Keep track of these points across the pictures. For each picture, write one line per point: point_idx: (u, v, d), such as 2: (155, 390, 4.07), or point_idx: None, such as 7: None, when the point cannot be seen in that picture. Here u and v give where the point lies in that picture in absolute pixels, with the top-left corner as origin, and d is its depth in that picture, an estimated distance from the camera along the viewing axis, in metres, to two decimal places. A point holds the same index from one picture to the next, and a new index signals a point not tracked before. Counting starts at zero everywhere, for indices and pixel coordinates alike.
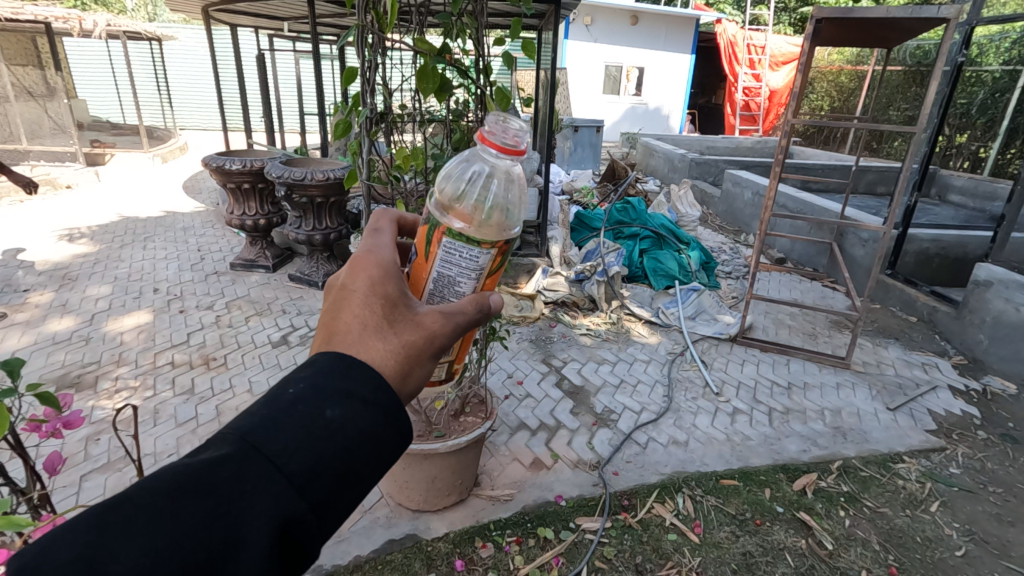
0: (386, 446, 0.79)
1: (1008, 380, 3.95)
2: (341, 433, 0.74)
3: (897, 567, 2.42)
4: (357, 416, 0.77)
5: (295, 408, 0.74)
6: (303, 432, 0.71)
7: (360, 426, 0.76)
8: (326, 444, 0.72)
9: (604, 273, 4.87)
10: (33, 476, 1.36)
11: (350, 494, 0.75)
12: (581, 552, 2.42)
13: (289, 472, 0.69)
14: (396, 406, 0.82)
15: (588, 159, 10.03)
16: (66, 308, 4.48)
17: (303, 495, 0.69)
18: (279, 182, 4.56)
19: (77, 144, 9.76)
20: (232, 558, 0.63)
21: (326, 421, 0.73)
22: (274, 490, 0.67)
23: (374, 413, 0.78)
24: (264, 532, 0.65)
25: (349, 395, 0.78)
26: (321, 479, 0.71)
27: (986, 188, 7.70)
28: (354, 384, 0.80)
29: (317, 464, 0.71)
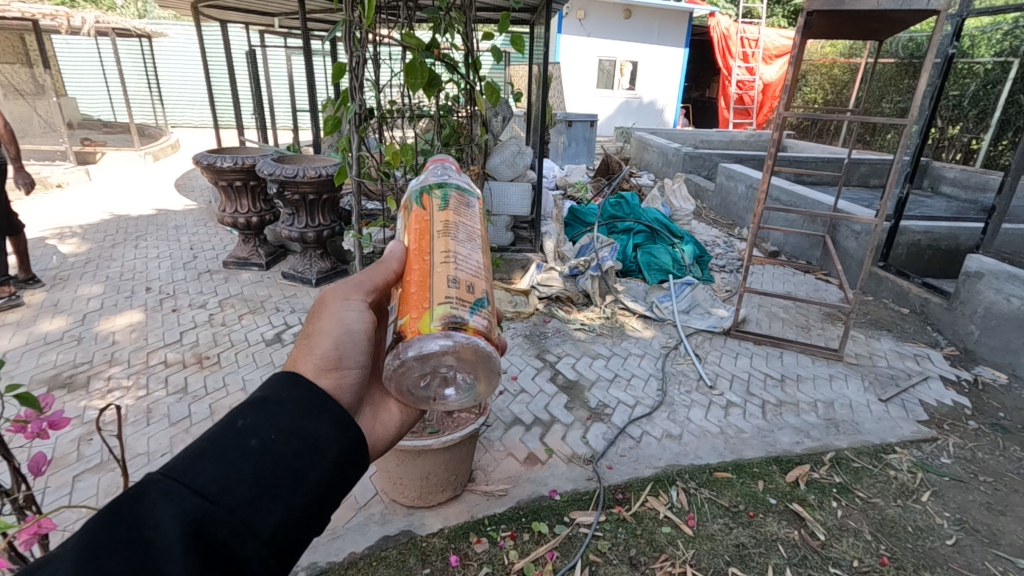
0: (308, 439, 0.84)
1: (999, 369, 3.98)
2: (253, 436, 0.80)
3: (889, 557, 2.44)
4: (272, 419, 0.83)
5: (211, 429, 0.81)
6: (217, 446, 0.79)
7: (276, 427, 0.83)
8: (238, 450, 0.78)
9: (598, 268, 4.87)
10: (18, 477, 1.34)
11: (281, 498, 0.78)
12: (575, 547, 2.43)
13: (198, 487, 0.74)
14: (307, 397, 0.88)
15: (582, 153, 10.01)
16: (57, 308, 4.44)
17: (219, 503, 0.74)
18: (271, 179, 4.54)
19: (68, 144, 9.67)
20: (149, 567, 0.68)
21: (238, 430, 0.81)
22: (182, 499, 0.72)
23: (291, 411, 0.85)
24: (173, 532, 0.70)
25: (264, 403, 0.85)
26: (238, 485, 0.76)
27: (978, 179, 7.74)
28: (267, 396, 0.87)
29: (229, 470, 0.76)
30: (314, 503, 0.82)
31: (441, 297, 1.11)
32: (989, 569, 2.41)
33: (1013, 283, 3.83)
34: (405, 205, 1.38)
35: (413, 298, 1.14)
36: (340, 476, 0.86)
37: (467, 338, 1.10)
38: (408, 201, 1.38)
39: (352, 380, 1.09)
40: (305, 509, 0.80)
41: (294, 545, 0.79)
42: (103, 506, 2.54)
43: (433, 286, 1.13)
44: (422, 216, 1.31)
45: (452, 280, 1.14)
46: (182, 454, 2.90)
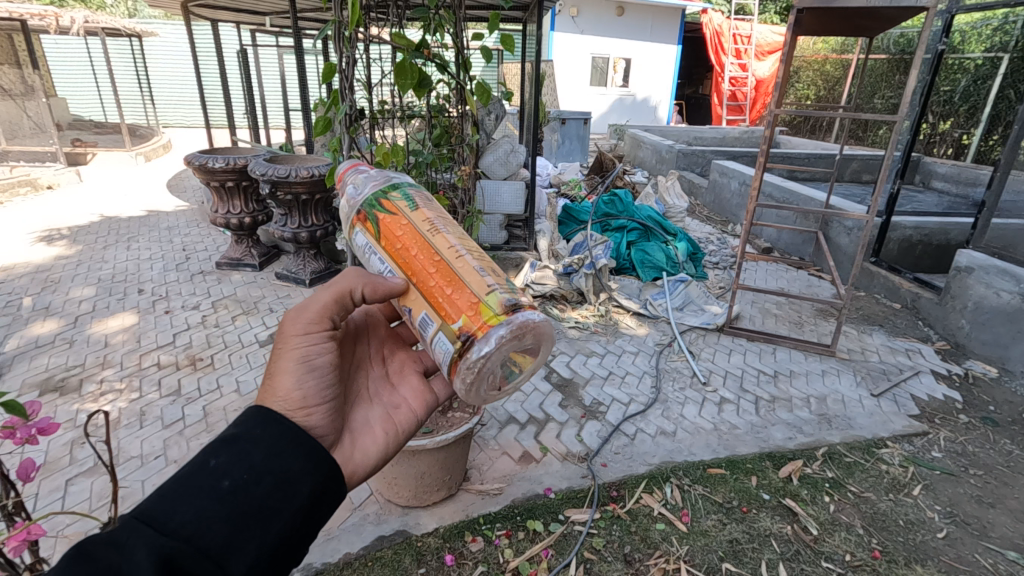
0: (278, 479, 0.92)
1: (989, 363, 4.02)
2: (225, 476, 0.89)
3: (881, 551, 2.46)
4: (244, 458, 0.92)
5: (186, 471, 0.89)
6: (191, 487, 0.87)
7: (248, 466, 0.91)
8: (210, 492, 0.87)
9: (592, 266, 4.87)
10: (8, 483, 1.34)
11: (254, 535, 0.87)
12: (571, 544, 2.44)
13: (173, 529, 0.82)
14: (279, 437, 0.97)
15: (576, 151, 10.02)
16: (49, 311, 4.41)
17: (192, 542, 0.82)
18: (264, 180, 4.52)
19: (58, 145, 9.60)
20: None
21: (211, 470, 0.90)
22: (157, 539, 0.80)
23: (262, 450, 0.94)
24: (150, 565, 0.77)
25: (238, 443, 0.94)
26: (211, 526, 0.85)
27: (969, 174, 7.80)
28: (238, 437, 0.95)
29: (201, 512, 0.85)
30: (287, 539, 0.90)
31: (486, 289, 1.16)
32: (980, 561, 2.43)
33: (1003, 278, 3.86)
34: (361, 218, 1.34)
35: (451, 300, 1.16)
36: (311, 512, 0.94)
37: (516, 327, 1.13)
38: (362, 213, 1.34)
39: (318, 417, 1.12)
40: (278, 545, 0.89)
41: None
42: (97, 510, 2.53)
43: (470, 282, 1.16)
44: (388, 222, 1.27)
45: (481, 270, 1.19)
46: (176, 456, 2.89)
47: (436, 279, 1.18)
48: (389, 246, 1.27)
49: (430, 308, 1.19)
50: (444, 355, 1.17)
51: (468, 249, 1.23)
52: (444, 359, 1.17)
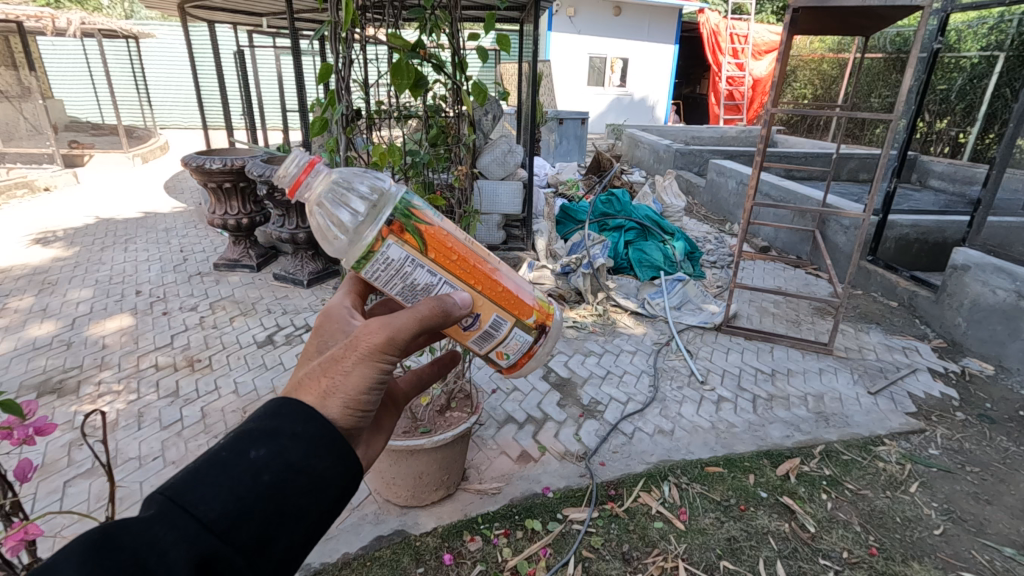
0: (324, 477, 0.77)
1: (985, 361, 4.03)
2: (266, 470, 0.73)
3: (878, 548, 2.47)
4: (286, 452, 0.75)
5: (219, 455, 0.73)
6: (225, 475, 0.71)
7: (290, 462, 0.74)
8: (247, 486, 0.71)
9: (590, 266, 4.86)
10: (5, 485, 1.34)
11: (288, 538, 0.73)
12: (569, 543, 2.45)
13: (209, 520, 0.67)
14: (332, 433, 0.80)
15: (573, 151, 10.02)
16: (46, 313, 4.41)
17: (229, 540, 0.68)
18: (261, 180, 4.53)
19: (54, 147, 9.60)
20: None
21: (251, 459, 0.73)
22: (187, 538, 0.65)
23: (307, 446, 0.77)
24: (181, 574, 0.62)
25: (281, 433, 0.77)
26: (250, 522, 0.70)
27: (965, 173, 7.83)
28: (281, 422, 0.78)
29: (236, 508, 0.69)
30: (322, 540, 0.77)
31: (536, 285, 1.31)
32: (977, 558, 2.44)
33: (999, 275, 3.88)
34: (396, 226, 1.11)
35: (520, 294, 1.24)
36: None
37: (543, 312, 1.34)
38: (397, 220, 1.11)
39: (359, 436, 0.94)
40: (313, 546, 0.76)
41: None
42: (95, 511, 2.53)
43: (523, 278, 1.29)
44: (436, 229, 1.15)
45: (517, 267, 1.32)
46: (174, 457, 2.89)
47: (501, 280, 1.20)
48: (441, 257, 1.13)
49: (504, 309, 1.20)
50: (514, 347, 1.26)
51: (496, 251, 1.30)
52: (521, 349, 1.26)
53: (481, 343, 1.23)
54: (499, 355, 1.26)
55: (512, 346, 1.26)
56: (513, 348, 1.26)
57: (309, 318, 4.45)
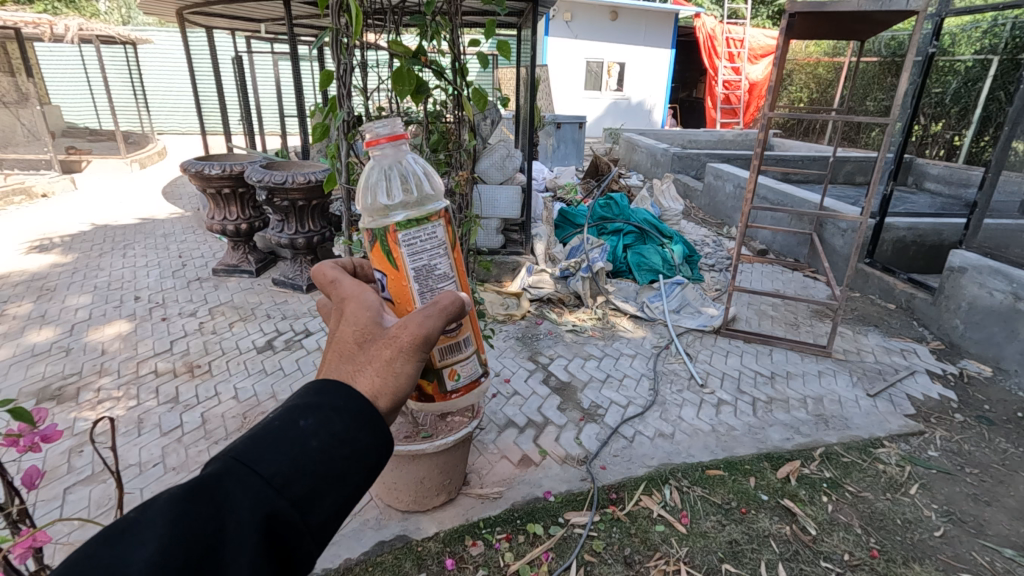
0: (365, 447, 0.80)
1: (983, 363, 4.05)
2: (313, 437, 0.75)
3: (879, 550, 2.47)
4: (333, 424, 0.79)
5: (272, 424, 0.76)
6: (279, 441, 0.74)
7: (336, 434, 0.78)
8: (301, 452, 0.73)
9: (589, 269, 4.89)
10: (12, 491, 1.33)
11: (338, 491, 0.76)
12: (571, 547, 2.46)
13: (268, 474, 0.71)
14: (372, 412, 0.83)
15: (571, 155, 10.05)
16: (45, 319, 4.41)
17: (285, 493, 0.71)
18: (260, 186, 4.52)
19: (52, 153, 9.57)
20: (216, 554, 0.65)
21: (300, 428, 0.76)
22: (253, 490, 0.69)
23: (346, 419, 0.80)
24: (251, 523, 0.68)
25: (323, 408, 0.80)
26: (302, 481, 0.72)
27: (961, 175, 7.89)
28: (325, 400, 0.82)
29: (294, 471, 0.72)
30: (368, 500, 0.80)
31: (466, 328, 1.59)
32: (978, 560, 2.44)
33: (996, 277, 3.91)
34: (447, 216, 1.32)
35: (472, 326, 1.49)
36: None
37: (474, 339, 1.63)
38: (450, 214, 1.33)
39: None
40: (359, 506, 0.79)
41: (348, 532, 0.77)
42: (97, 517, 2.53)
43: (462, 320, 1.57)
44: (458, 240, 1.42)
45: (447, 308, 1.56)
46: (175, 463, 2.89)
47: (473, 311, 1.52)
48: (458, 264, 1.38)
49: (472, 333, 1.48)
50: (468, 372, 1.48)
51: None
52: (467, 375, 1.50)
53: (446, 354, 1.41)
54: (452, 373, 1.46)
55: (462, 367, 1.47)
56: (463, 371, 1.48)
57: (309, 323, 4.44)
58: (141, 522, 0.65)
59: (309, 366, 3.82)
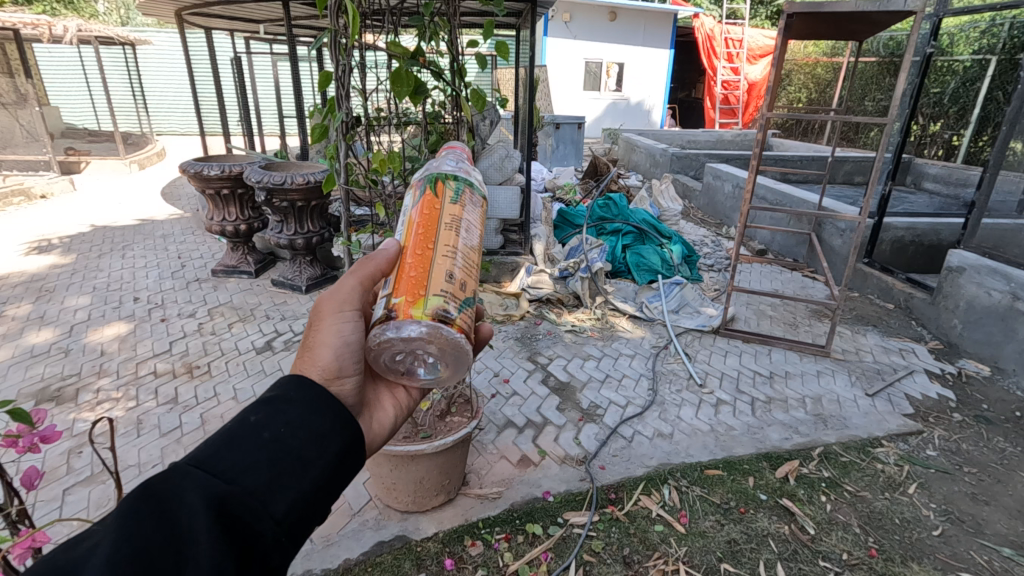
0: (311, 435, 0.93)
1: (981, 362, 4.05)
2: (265, 429, 0.89)
3: (878, 549, 2.48)
4: (281, 416, 0.93)
5: (226, 428, 0.89)
6: (231, 440, 0.87)
7: (285, 422, 0.92)
8: (251, 443, 0.87)
9: (588, 270, 4.90)
10: (11, 491, 1.33)
11: (293, 478, 0.87)
12: (570, 547, 2.46)
13: (219, 469, 0.82)
14: (315, 405, 0.97)
15: (570, 155, 10.06)
16: (43, 321, 4.40)
17: (238, 483, 0.82)
18: (259, 187, 4.52)
19: (51, 154, 9.56)
20: (176, 540, 0.76)
21: (251, 423, 0.90)
22: (201, 481, 0.80)
23: (297, 409, 0.95)
24: (204, 509, 0.78)
25: (272, 406, 0.94)
26: (256, 466, 0.85)
27: (959, 175, 7.90)
28: (273, 400, 0.96)
29: (244, 461, 0.85)
30: (322, 487, 0.91)
31: (438, 290, 1.26)
32: (977, 559, 2.44)
33: (994, 277, 3.91)
34: (417, 185, 1.47)
35: (410, 279, 1.27)
36: (339, 468, 0.95)
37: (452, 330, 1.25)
38: (420, 181, 1.46)
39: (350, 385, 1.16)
40: (314, 491, 0.89)
41: (308, 515, 0.88)
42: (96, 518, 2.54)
43: (431, 275, 1.28)
44: (436, 200, 1.41)
45: (449, 276, 1.30)
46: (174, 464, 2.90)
47: (419, 256, 1.30)
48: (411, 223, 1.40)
49: (392, 277, 1.30)
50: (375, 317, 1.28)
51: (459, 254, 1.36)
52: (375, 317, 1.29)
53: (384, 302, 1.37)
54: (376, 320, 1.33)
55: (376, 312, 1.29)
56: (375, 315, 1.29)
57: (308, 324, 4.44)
58: (97, 528, 0.75)
59: None
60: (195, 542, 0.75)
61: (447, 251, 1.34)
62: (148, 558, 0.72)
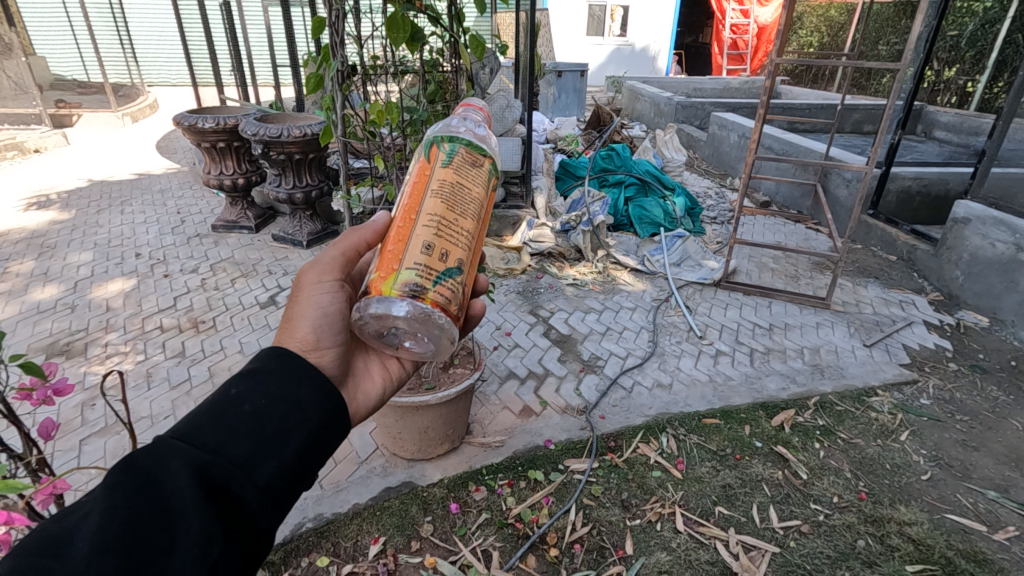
0: (291, 405, 0.98)
1: (980, 314, 4.07)
2: (246, 402, 0.94)
3: (867, 492, 2.57)
4: (262, 389, 0.98)
5: (208, 403, 0.93)
6: (213, 414, 0.91)
7: (265, 394, 0.97)
8: (232, 415, 0.92)
9: (590, 223, 4.87)
10: (29, 442, 1.38)
11: (276, 447, 0.92)
12: (570, 492, 2.55)
13: (201, 440, 0.87)
14: (293, 377, 1.02)
15: (573, 105, 9.80)
16: (47, 277, 4.42)
17: (221, 453, 0.87)
18: (255, 139, 4.44)
19: (41, 106, 9.35)
20: (162, 509, 0.80)
21: (232, 396, 0.94)
22: (183, 452, 0.84)
23: (277, 381, 1.00)
24: (187, 478, 0.82)
25: (252, 380, 0.99)
26: (238, 438, 0.90)
27: (971, 123, 7.70)
28: (252, 375, 1.00)
29: (224, 431, 0.89)
30: (304, 455, 0.96)
31: (409, 263, 1.23)
32: (962, 502, 2.53)
33: (999, 228, 3.88)
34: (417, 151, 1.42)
35: (388, 255, 1.26)
36: (322, 436, 1.01)
37: (421, 306, 1.21)
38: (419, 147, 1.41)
39: (331, 355, 1.22)
40: (297, 459, 0.94)
41: (292, 481, 0.93)
42: None
43: (406, 249, 1.24)
44: (425, 166, 1.34)
45: (426, 246, 1.24)
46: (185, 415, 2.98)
47: (396, 230, 1.28)
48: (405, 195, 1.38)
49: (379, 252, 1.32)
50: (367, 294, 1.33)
51: (445, 220, 1.29)
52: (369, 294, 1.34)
53: None
54: None
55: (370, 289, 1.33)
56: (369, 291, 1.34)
57: None
58: (86, 499, 0.80)
59: None
60: (181, 508, 0.80)
61: (427, 221, 1.27)
62: (137, 524, 0.77)
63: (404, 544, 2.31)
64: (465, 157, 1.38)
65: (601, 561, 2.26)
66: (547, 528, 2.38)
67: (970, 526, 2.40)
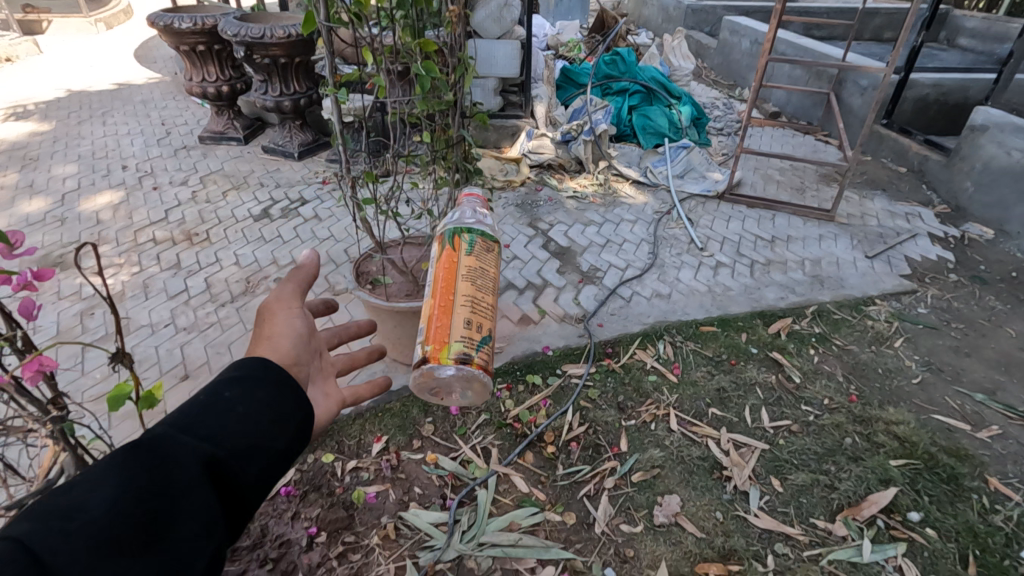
0: (284, 412, 1.04)
1: (986, 226, 4.00)
2: (239, 405, 1.00)
3: (857, 395, 2.63)
4: (253, 393, 1.03)
5: (201, 399, 0.98)
6: (209, 411, 0.97)
7: (256, 398, 1.03)
8: (230, 415, 0.97)
9: (591, 132, 4.67)
10: (13, 322, 1.36)
11: (271, 442, 0.99)
12: (567, 395, 2.61)
13: (202, 437, 0.93)
14: (284, 380, 1.09)
15: (576, 9, 9.19)
16: (33, 189, 4.30)
17: (223, 447, 0.93)
18: (237, 41, 4.17)
19: (7, 10, 8.74)
20: (170, 490, 0.85)
21: (225, 399, 1.00)
22: (186, 446, 0.89)
23: (267, 386, 1.05)
24: (193, 470, 0.88)
25: (242, 382, 1.04)
26: (235, 433, 0.96)
27: (999, 29, 7.24)
28: (241, 376, 1.05)
29: (224, 429, 0.95)
30: (292, 450, 1.04)
31: (458, 337, 1.44)
32: (950, 404, 2.59)
33: (1017, 135, 3.73)
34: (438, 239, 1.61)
35: (434, 333, 1.45)
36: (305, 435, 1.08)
37: (471, 370, 1.43)
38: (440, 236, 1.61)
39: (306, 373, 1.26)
40: (287, 454, 1.02)
41: (280, 475, 1.00)
42: (117, 372, 2.67)
43: (451, 327, 1.45)
44: (451, 260, 1.55)
45: (466, 323, 1.45)
46: (185, 324, 2.99)
47: (438, 306, 1.48)
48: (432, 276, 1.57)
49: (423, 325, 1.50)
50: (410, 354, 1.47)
51: (474, 299, 1.50)
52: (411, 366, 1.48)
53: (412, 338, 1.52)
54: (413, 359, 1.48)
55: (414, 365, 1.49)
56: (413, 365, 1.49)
57: (304, 192, 4.33)
58: (90, 477, 0.83)
59: (309, 234, 3.80)
60: (189, 495, 0.86)
61: (463, 301, 1.49)
62: (146, 506, 0.82)
63: (406, 443, 2.38)
64: (481, 245, 1.62)
65: (596, 457, 2.34)
66: (545, 427, 2.45)
67: (955, 426, 2.47)
